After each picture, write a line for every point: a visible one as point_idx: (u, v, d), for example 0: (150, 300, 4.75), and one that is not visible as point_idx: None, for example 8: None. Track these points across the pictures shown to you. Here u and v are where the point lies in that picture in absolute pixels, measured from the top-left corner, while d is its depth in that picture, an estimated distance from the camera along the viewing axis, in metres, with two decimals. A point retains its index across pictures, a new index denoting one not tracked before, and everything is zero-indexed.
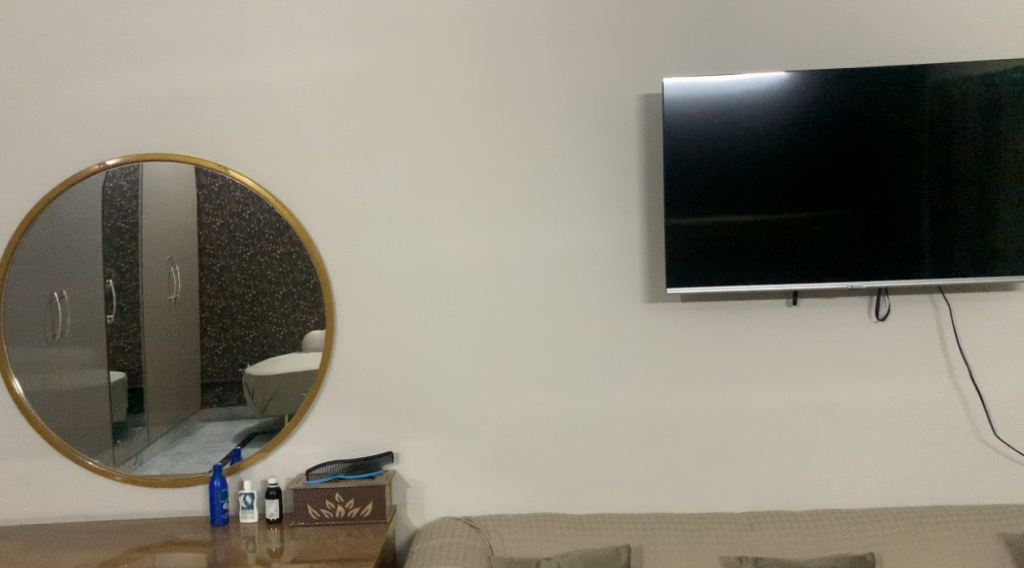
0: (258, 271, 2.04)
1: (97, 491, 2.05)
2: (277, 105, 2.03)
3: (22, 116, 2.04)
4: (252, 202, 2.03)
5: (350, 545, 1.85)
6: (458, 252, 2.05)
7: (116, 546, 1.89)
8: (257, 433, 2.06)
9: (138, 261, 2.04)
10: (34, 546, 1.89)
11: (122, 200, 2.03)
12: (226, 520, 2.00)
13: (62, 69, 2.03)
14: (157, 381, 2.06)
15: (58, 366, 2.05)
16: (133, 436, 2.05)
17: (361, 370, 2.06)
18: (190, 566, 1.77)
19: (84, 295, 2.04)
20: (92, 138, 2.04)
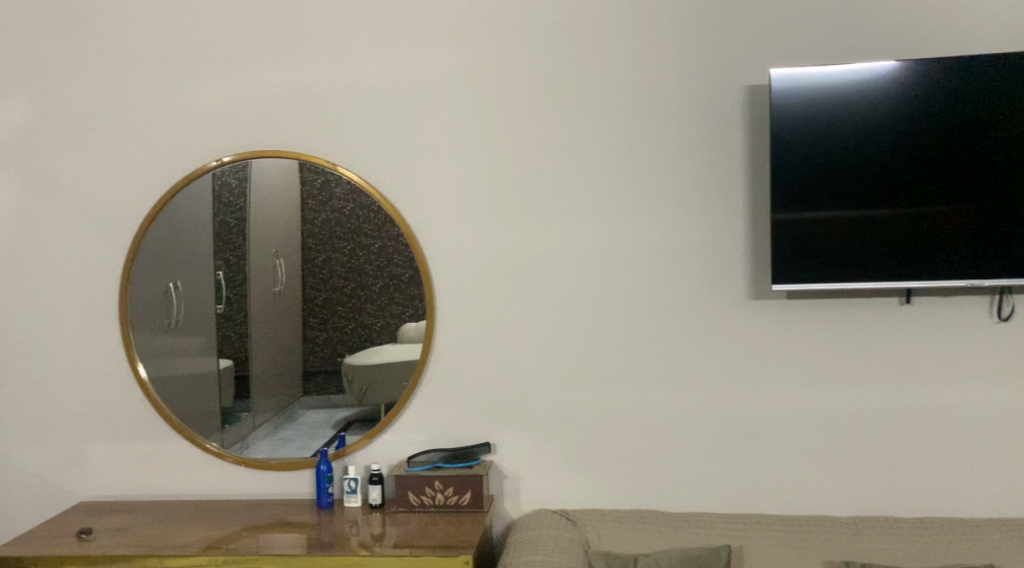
0: (356, 264, 2.10)
1: (210, 471, 2.15)
2: (381, 103, 2.08)
3: (142, 114, 2.15)
4: (353, 197, 2.09)
5: (449, 533, 1.88)
6: (556, 247, 2.05)
7: (230, 523, 1.99)
8: (357, 421, 2.12)
9: (245, 254, 2.13)
10: (156, 521, 2.00)
11: (230, 196, 2.13)
12: (331, 503, 2.07)
13: (178, 70, 2.13)
14: (263, 369, 2.15)
15: (171, 353, 2.16)
16: (240, 422, 2.15)
17: (459, 361, 2.10)
18: (298, 546, 1.85)
19: (197, 287, 2.15)
20: (206, 135, 2.13)
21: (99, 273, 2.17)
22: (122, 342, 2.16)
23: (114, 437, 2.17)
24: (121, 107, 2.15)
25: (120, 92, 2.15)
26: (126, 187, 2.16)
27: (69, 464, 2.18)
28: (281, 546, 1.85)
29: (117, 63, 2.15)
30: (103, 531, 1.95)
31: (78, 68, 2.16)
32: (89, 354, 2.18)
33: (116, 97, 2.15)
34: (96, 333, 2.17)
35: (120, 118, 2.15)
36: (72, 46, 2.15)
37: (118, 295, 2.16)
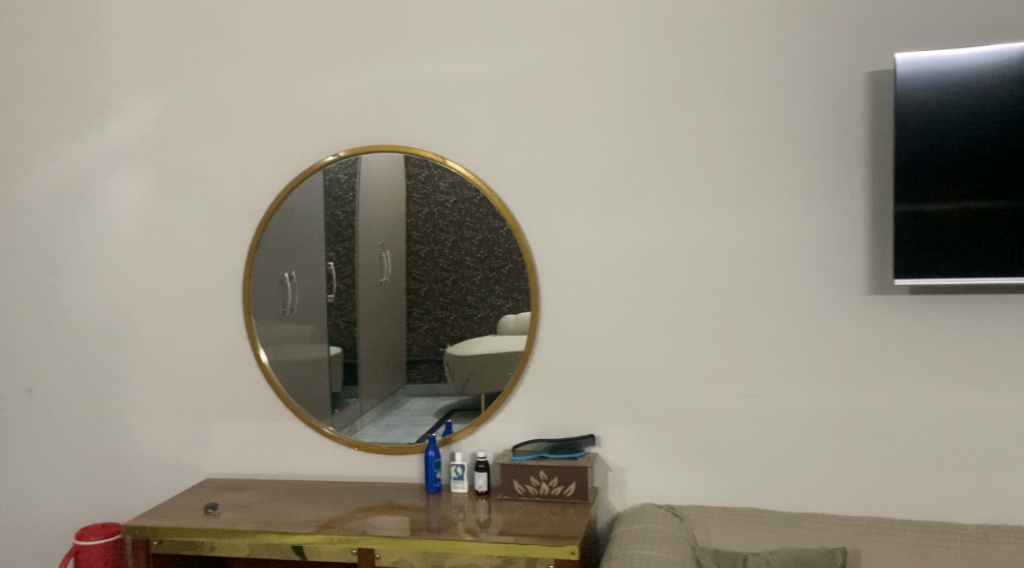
0: (459, 256, 2.13)
1: (320, 453, 2.20)
2: (487, 96, 2.09)
3: (257, 108, 2.18)
4: (457, 190, 2.11)
5: (554, 523, 1.90)
6: (664, 239, 2.03)
7: (343, 503, 2.06)
8: (457, 410, 2.15)
9: (354, 247, 2.16)
10: (273, 498, 2.08)
11: (339, 190, 2.15)
12: (439, 489, 2.12)
13: (294, 66, 2.16)
14: (370, 356, 2.19)
15: (284, 340, 2.20)
16: (348, 407, 2.18)
17: (564, 353, 2.10)
18: (406, 528, 1.90)
19: (309, 277, 2.18)
20: (319, 130, 2.17)
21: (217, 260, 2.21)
22: (244, 329, 2.21)
23: (229, 418, 2.23)
24: (238, 101, 2.19)
25: (237, 86, 2.19)
26: (242, 178, 2.19)
27: (186, 444, 2.24)
28: (390, 528, 1.91)
29: (235, 58, 2.18)
30: (227, 506, 2.05)
31: (197, 63, 2.20)
32: (207, 339, 2.22)
33: (234, 91, 2.19)
34: (213, 319, 2.22)
35: (237, 112, 2.19)
36: (193, 42, 2.20)
37: (239, 283, 2.21)
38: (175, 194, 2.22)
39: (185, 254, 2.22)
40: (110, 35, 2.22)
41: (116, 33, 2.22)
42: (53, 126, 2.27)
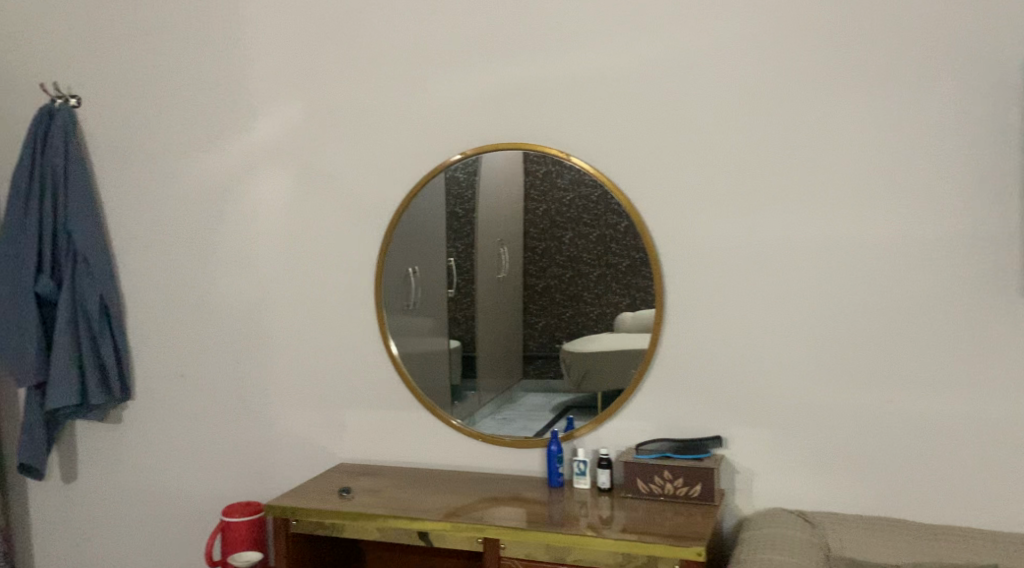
0: (575, 253, 2.11)
1: (441, 443, 2.22)
2: (612, 92, 2.08)
3: (392, 108, 2.20)
4: (576, 187, 2.10)
5: (678, 523, 1.87)
6: (796, 237, 1.97)
7: (466, 494, 2.08)
8: (572, 407, 2.13)
9: (473, 243, 2.16)
10: (400, 485, 2.13)
11: (458, 187, 2.16)
12: (560, 484, 2.10)
13: (431, 66, 2.18)
14: (488, 350, 2.17)
15: (406, 333, 2.21)
16: (468, 399, 2.18)
17: (689, 353, 2.07)
18: (528, 522, 1.91)
19: (431, 272, 2.18)
20: (449, 129, 2.18)
21: (353, 253, 2.23)
22: (375, 319, 2.23)
23: (361, 406, 2.24)
24: (363, 99, 2.22)
25: (375, 85, 2.21)
26: (376, 175, 2.22)
27: (320, 431, 2.26)
28: (513, 521, 1.92)
29: (374, 58, 2.21)
30: (360, 490, 2.10)
31: (338, 62, 2.22)
32: (341, 329, 2.25)
33: (371, 91, 2.21)
34: (346, 310, 2.24)
35: (362, 111, 2.22)
36: (334, 42, 2.22)
37: (371, 275, 2.23)
38: (314, 190, 2.25)
39: (324, 248, 2.25)
40: (256, 33, 2.24)
41: (263, 31, 2.24)
42: (201, 120, 2.29)
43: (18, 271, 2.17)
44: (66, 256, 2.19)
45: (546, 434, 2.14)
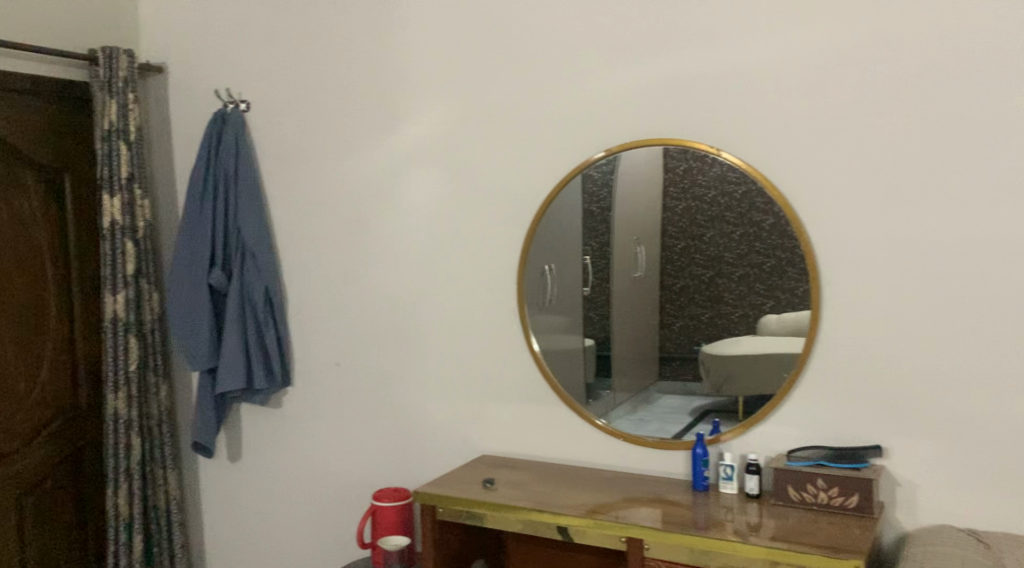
0: (716, 252, 1.98)
1: (580, 440, 2.18)
2: (763, 75, 1.91)
3: (538, 104, 2.16)
4: (718, 183, 1.97)
5: (834, 535, 1.71)
6: (979, 231, 1.75)
7: (607, 493, 2.02)
8: (713, 410, 2.02)
9: (609, 240, 2.07)
10: (537, 480, 2.11)
11: (593, 185, 2.09)
12: (706, 487, 2.00)
13: (580, 61, 2.10)
14: (623, 350, 2.09)
15: (543, 330, 2.19)
16: (603, 398, 2.13)
17: (848, 357, 1.89)
18: (670, 523, 1.82)
19: (567, 270, 2.14)
20: (595, 122, 2.10)
21: (495, 249, 2.24)
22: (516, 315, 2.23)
23: (505, 400, 2.25)
24: (502, 94, 2.20)
25: (522, 82, 2.17)
26: (520, 171, 2.20)
27: (463, 421, 2.30)
28: (653, 522, 1.84)
29: (520, 54, 2.17)
30: (503, 482, 2.11)
31: (484, 61, 2.21)
32: (484, 325, 2.27)
33: (518, 88, 2.18)
34: (490, 305, 2.26)
35: (502, 105, 2.20)
36: (483, 41, 2.20)
37: (513, 272, 2.23)
38: (462, 188, 2.27)
39: (468, 244, 2.28)
40: (409, 36, 2.28)
41: (416, 35, 2.27)
42: (356, 123, 2.38)
43: (192, 264, 2.34)
44: (235, 250, 2.35)
45: (686, 437, 2.05)
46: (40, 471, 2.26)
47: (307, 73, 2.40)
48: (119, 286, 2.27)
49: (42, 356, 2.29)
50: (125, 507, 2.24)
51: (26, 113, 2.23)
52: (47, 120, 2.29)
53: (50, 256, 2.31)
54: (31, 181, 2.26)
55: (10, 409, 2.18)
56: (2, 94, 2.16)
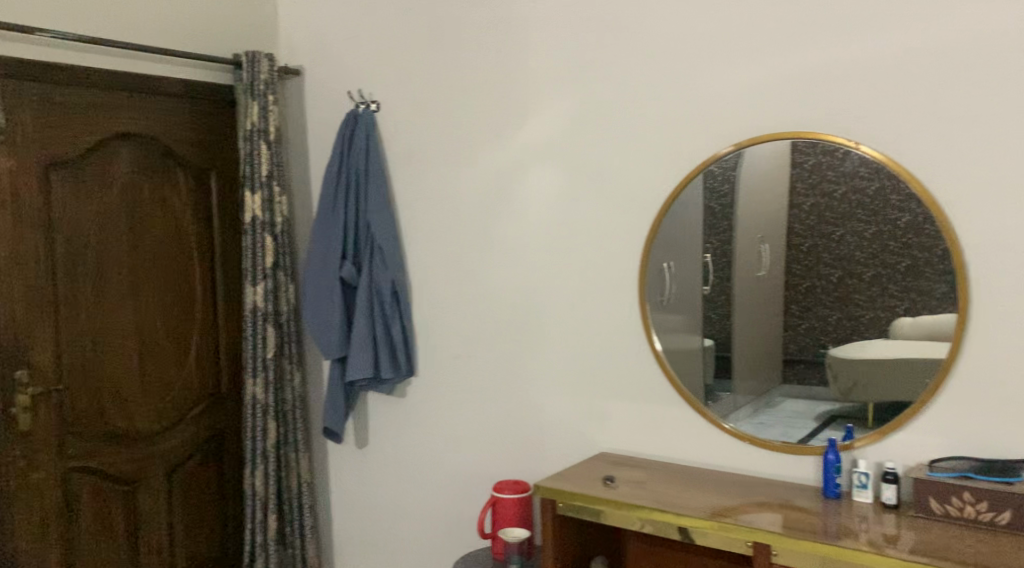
0: (847, 251, 1.87)
1: (700, 441, 2.12)
2: (906, 59, 1.77)
3: (658, 96, 2.10)
4: (848, 179, 1.85)
5: (985, 552, 1.57)
6: None
7: (730, 496, 1.94)
8: (839, 417, 1.92)
9: (731, 240, 2.01)
10: (655, 481, 2.06)
11: (713, 181, 2.03)
12: (838, 494, 1.89)
13: (711, 51, 2.02)
14: (744, 351, 2.03)
15: (659, 329, 2.15)
16: (722, 400, 2.07)
17: (998, 363, 1.73)
18: (799, 531, 1.73)
19: (686, 269, 2.09)
20: (719, 115, 2.02)
21: (615, 246, 2.20)
22: (633, 312, 2.19)
23: (626, 398, 2.22)
24: (620, 87, 2.15)
25: (641, 75, 2.12)
26: (641, 166, 2.14)
27: (580, 418, 2.28)
28: (780, 528, 1.75)
29: (639, 46, 2.12)
30: (623, 481, 2.08)
31: (601, 55, 2.17)
32: (604, 323, 2.24)
33: (643, 81, 2.12)
34: (609, 303, 2.23)
35: (619, 99, 2.16)
36: (608, 34, 2.16)
37: (633, 267, 2.18)
38: (583, 184, 2.24)
39: (589, 240, 2.24)
40: (530, 31, 2.27)
41: (539, 29, 2.25)
42: (475, 120, 2.39)
43: (325, 258, 2.46)
44: (365, 244, 2.44)
45: (810, 443, 1.95)
46: (187, 448, 2.44)
47: (432, 72, 2.44)
48: (259, 277, 2.40)
49: (190, 341, 2.46)
50: (261, 486, 2.36)
51: (177, 116, 2.41)
52: (196, 122, 2.46)
53: (198, 249, 2.48)
54: (182, 179, 2.44)
55: (160, 390, 2.38)
56: (159, 100, 2.36)
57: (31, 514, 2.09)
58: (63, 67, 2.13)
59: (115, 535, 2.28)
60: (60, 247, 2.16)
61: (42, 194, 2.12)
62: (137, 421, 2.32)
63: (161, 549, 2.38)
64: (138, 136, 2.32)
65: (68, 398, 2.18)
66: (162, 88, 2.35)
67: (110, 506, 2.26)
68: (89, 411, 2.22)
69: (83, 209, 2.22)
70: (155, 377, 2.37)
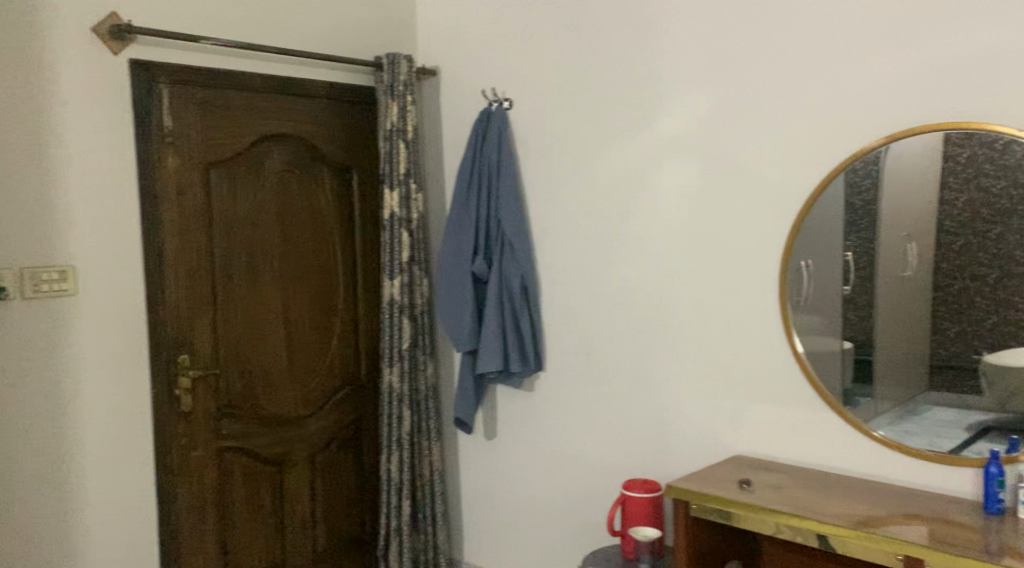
0: (1005, 251, 1.74)
1: (841, 447, 2.00)
2: None
3: (796, 87, 2.00)
4: (1009, 172, 1.71)
5: None
6: None
7: (875, 506, 1.81)
8: (994, 428, 1.78)
9: (875, 237, 1.90)
10: (792, 487, 1.96)
11: (855, 176, 1.92)
12: (1001, 510, 1.72)
13: (867, 33, 1.88)
14: (888, 355, 1.90)
15: (795, 329, 2.05)
16: (862, 405, 1.95)
17: None
18: (954, 546, 1.59)
19: (826, 268, 1.99)
20: (864, 103, 1.90)
21: (752, 242, 2.12)
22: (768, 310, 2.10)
23: (765, 401, 2.13)
24: (754, 78, 2.07)
25: (777, 65, 2.03)
26: (777, 159, 2.05)
27: (714, 417, 2.22)
28: (931, 542, 1.62)
29: (774, 35, 2.03)
30: (761, 484, 1.99)
31: (735, 46, 2.10)
32: (740, 322, 2.16)
33: (789, 69, 2.01)
34: (749, 301, 2.13)
35: (753, 91, 2.08)
36: (751, 22, 2.06)
37: (767, 265, 2.09)
38: (717, 179, 2.17)
39: (722, 236, 2.17)
40: (661, 26, 2.23)
41: (670, 23, 2.21)
42: (606, 116, 2.38)
43: (458, 254, 2.51)
44: (496, 240, 2.48)
45: (962, 454, 1.81)
46: (329, 434, 2.56)
47: (565, 69, 2.44)
48: (395, 271, 2.48)
49: (332, 332, 2.58)
50: (395, 473, 2.44)
51: (321, 117, 2.52)
52: (339, 122, 2.57)
53: (340, 244, 2.60)
54: (326, 178, 2.56)
55: (305, 378, 2.51)
56: (308, 102, 2.49)
57: (192, 488, 2.26)
58: (221, 72, 2.29)
59: (265, 512, 2.42)
60: (218, 242, 2.33)
61: (203, 192, 2.29)
62: (284, 407, 2.46)
63: (306, 528, 2.51)
64: (287, 136, 2.45)
65: (224, 382, 2.33)
66: (309, 90, 2.48)
67: (260, 486, 2.41)
68: (242, 395, 2.37)
69: (239, 206, 2.37)
70: (301, 365, 2.50)
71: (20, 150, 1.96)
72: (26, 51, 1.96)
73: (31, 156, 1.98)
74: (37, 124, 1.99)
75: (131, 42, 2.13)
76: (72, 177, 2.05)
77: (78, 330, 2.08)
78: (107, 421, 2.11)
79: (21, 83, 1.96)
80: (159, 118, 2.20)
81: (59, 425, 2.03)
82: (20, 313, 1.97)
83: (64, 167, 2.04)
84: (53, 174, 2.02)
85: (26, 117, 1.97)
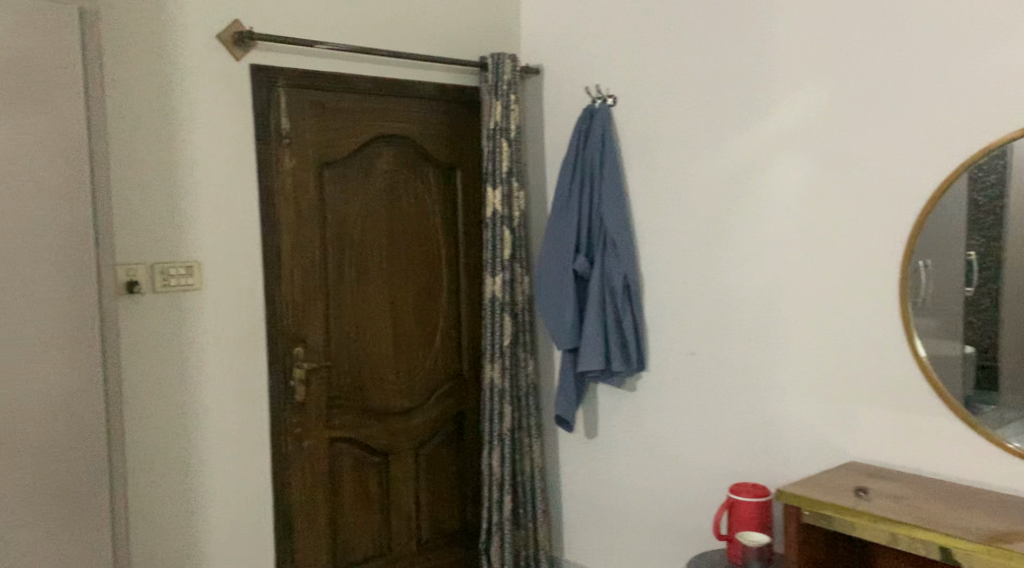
0: None
1: (966, 458, 1.87)
2: None
3: (918, 78, 1.90)
4: None
5: None
6: None
7: (1008, 522, 1.67)
8: None
9: (1003, 236, 1.78)
10: (912, 497, 1.83)
11: (981, 172, 1.80)
12: None
13: (1004, 16, 1.76)
14: (1015, 361, 1.79)
15: (913, 331, 1.94)
16: (986, 414, 1.84)
17: None
18: None
19: (947, 268, 1.88)
20: (996, 93, 1.78)
21: (869, 239, 2.02)
22: (886, 312, 2.00)
23: (883, 407, 2.03)
24: (873, 69, 1.98)
25: (898, 55, 1.93)
26: (897, 153, 1.95)
27: (826, 421, 2.14)
28: None
29: (895, 24, 1.93)
30: (878, 494, 1.87)
31: (853, 36, 2.01)
32: (854, 323, 2.07)
33: (916, 58, 1.91)
34: (868, 301, 2.04)
35: (872, 83, 1.99)
36: (874, 9, 1.96)
37: (886, 263, 1.99)
38: (832, 174, 2.09)
39: (836, 233, 2.09)
40: (772, 17, 2.17)
41: (783, 14, 2.14)
42: (713, 112, 2.34)
43: (560, 251, 2.51)
44: (598, 238, 2.47)
45: None
46: (432, 428, 2.61)
47: (671, 65, 2.41)
48: (497, 268, 2.51)
49: (435, 328, 2.63)
50: (497, 468, 2.48)
51: (427, 117, 2.57)
52: (443, 122, 2.61)
53: (444, 242, 2.65)
54: (431, 177, 2.61)
55: (409, 372, 2.57)
56: (414, 102, 2.54)
57: (304, 476, 2.35)
58: (334, 76, 2.37)
59: (372, 501, 2.50)
60: (330, 239, 2.41)
61: (316, 191, 2.37)
62: (391, 400, 2.52)
63: (410, 517, 2.58)
64: (395, 136, 2.51)
65: (334, 374, 2.42)
66: (416, 91, 2.53)
67: (367, 475, 2.48)
68: (351, 387, 2.45)
69: (350, 204, 2.44)
70: (406, 359, 2.56)
71: (153, 152, 2.09)
72: (159, 58, 2.09)
73: (163, 158, 2.10)
74: (168, 126, 2.11)
75: (252, 47, 2.23)
76: (198, 177, 2.17)
77: (203, 322, 2.19)
78: (228, 409, 2.22)
79: (154, 89, 2.08)
80: (277, 120, 2.29)
81: (185, 411, 2.15)
82: (151, 305, 2.10)
83: (192, 167, 2.16)
84: (182, 174, 2.14)
85: (159, 120, 2.09)
